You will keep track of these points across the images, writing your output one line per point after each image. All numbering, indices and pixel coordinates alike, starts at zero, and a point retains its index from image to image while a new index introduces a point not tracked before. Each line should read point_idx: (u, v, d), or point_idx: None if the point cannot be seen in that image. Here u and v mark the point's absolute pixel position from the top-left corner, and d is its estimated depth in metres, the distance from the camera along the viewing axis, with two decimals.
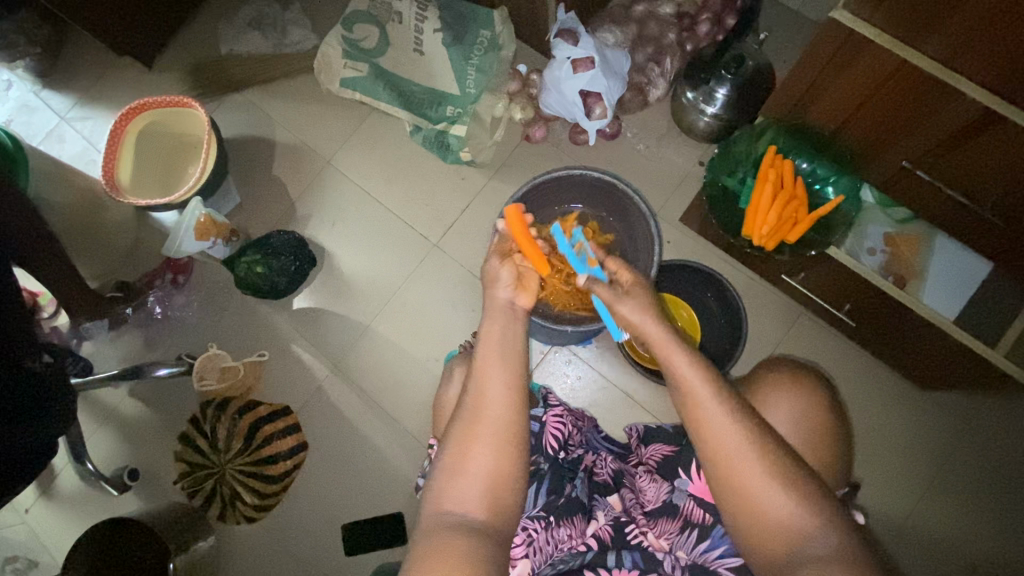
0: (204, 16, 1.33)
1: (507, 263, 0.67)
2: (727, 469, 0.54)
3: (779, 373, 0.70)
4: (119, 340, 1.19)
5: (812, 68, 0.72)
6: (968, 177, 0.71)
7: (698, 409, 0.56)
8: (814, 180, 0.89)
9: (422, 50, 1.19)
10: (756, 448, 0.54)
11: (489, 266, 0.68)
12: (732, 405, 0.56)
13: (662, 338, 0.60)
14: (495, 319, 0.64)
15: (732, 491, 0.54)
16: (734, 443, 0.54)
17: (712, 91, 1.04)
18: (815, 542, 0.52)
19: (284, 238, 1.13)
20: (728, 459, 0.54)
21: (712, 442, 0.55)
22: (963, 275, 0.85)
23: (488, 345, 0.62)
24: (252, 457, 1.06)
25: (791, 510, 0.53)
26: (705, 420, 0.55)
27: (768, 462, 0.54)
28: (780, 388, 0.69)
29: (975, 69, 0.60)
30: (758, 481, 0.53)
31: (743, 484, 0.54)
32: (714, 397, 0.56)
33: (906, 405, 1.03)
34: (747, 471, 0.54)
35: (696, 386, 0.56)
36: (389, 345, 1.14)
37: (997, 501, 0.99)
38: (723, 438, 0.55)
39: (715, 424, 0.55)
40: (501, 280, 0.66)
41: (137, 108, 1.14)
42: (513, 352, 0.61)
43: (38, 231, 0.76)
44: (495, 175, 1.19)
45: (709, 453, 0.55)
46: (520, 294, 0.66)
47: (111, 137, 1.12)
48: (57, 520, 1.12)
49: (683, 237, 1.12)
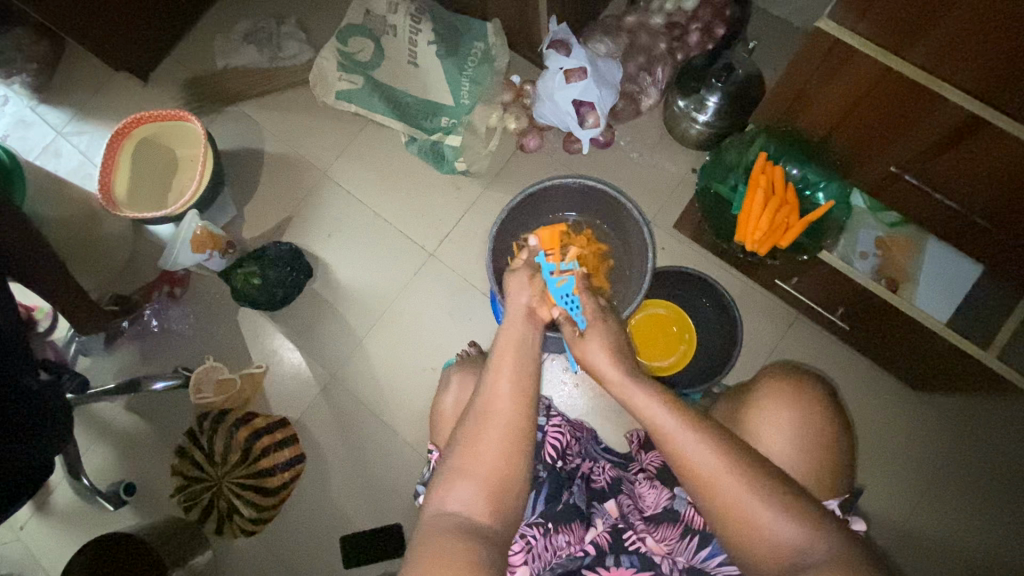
0: (200, 30, 1.34)
1: (533, 280, 0.71)
2: (713, 494, 0.55)
3: (779, 382, 0.71)
4: (114, 355, 1.19)
5: (801, 75, 0.73)
6: (955, 183, 0.72)
7: (690, 439, 0.56)
8: (804, 186, 0.88)
9: (417, 63, 1.20)
10: (739, 472, 0.54)
11: (516, 278, 0.72)
12: (711, 433, 0.56)
13: (620, 380, 0.63)
14: (514, 326, 0.66)
15: (722, 506, 0.54)
16: (714, 469, 0.55)
17: (703, 99, 1.05)
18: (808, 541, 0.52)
19: (280, 250, 1.14)
20: (721, 479, 0.54)
21: (692, 469, 0.56)
22: (954, 278, 0.87)
23: (504, 353, 0.63)
24: (248, 470, 1.06)
25: (776, 513, 0.53)
26: (678, 446, 0.56)
27: (753, 475, 0.54)
28: (779, 394, 0.70)
29: (958, 76, 0.61)
30: (746, 500, 0.54)
31: (730, 500, 0.54)
32: (698, 433, 0.56)
33: (900, 407, 1.04)
34: (737, 497, 0.54)
35: (672, 426, 0.57)
36: (386, 352, 1.14)
37: (995, 503, 0.99)
38: (707, 467, 0.55)
39: (692, 452, 0.56)
40: (523, 288, 0.70)
41: (136, 120, 1.15)
42: (529, 360, 0.62)
43: (36, 250, 0.76)
44: (490, 184, 1.20)
45: (692, 479, 0.56)
46: (543, 307, 0.69)
47: (109, 147, 1.13)
48: (51, 537, 1.11)
49: (677, 244, 1.13)
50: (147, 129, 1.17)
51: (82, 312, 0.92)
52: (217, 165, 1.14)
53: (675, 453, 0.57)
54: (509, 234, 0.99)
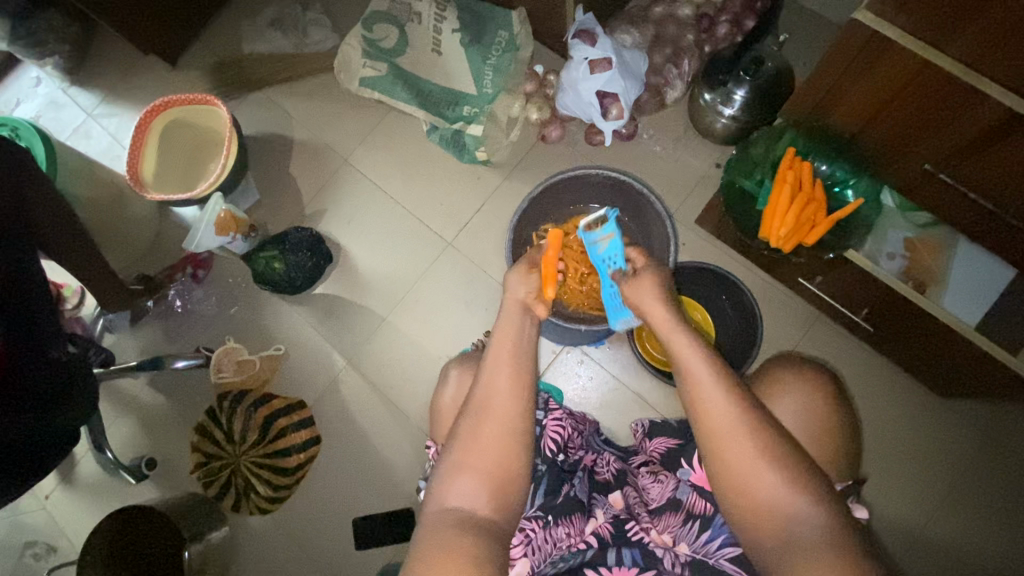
0: (228, 15, 1.35)
1: (533, 271, 0.68)
2: (731, 459, 0.54)
3: (783, 369, 0.70)
4: (139, 333, 1.21)
5: (833, 67, 0.71)
6: (993, 183, 0.69)
7: (714, 393, 0.55)
8: (832, 183, 0.89)
9: (441, 51, 1.20)
10: (760, 441, 0.53)
11: (512, 271, 0.68)
12: (736, 393, 0.55)
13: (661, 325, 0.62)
14: (510, 318, 0.64)
15: (737, 482, 0.54)
16: (734, 427, 0.54)
17: (730, 92, 1.03)
18: (809, 529, 0.50)
19: (302, 235, 1.16)
20: (740, 440, 0.54)
21: (714, 431, 0.55)
22: (984, 277, 0.83)
23: (499, 347, 0.62)
24: (265, 450, 1.10)
25: (800, 504, 0.51)
26: (705, 407, 0.55)
27: (771, 448, 0.53)
28: (784, 380, 0.69)
29: (1001, 71, 0.59)
30: (766, 478, 0.52)
31: (749, 470, 0.53)
32: (721, 387, 0.56)
33: (923, 412, 1.01)
34: (748, 462, 0.53)
35: (698, 374, 0.57)
36: (404, 334, 1.15)
37: (1016, 513, 0.96)
38: (728, 428, 0.54)
39: (712, 413, 0.55)
40: (522, 284, 0.66)
41: (170, 102, 1.16)
42: (524, 351, 0.62)
43: (65, 226, 0.77)
44: (511, 175, 1.20)
45: (710, 442, 0.55)
46: (538, 304, 0.66)
47: (140, 127, 1.14)
48: (75, 506, 1.14)
49: (698, 239, 1.12)
50: (183, 108, 1.19)
51: (108, 289, 0.94)
52: (243, 148, 1.16)
53: (698, 406, 0.56)
54: (529, 223, 1.00)
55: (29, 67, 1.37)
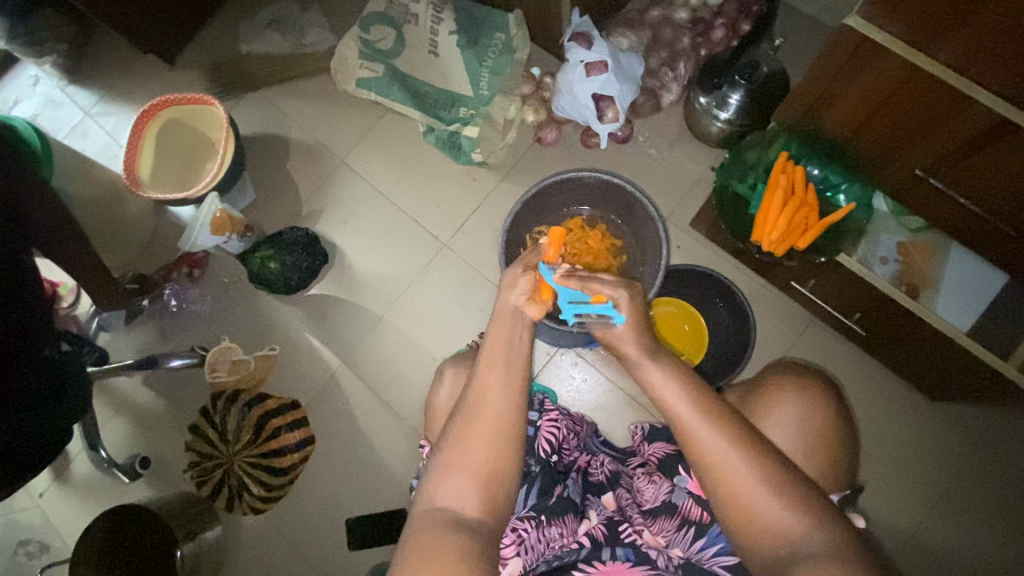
0: (226, 15, 1.35)
1: (527, 272, 0.65)
2: (720, 478, 0.55)
3: (780, 376, 0.71)
4: (134, 332, 1.22)
5: (826, 74, 0.72)
6: (982, 188, 0.70)
7: (701, 422, 0.56)
8: (825, 187, 0.90)
9: (438, 52, 1.21)
10: (750, 459, 0.54)
11: (508, 272, 0.66)
12: (724, 420, 0.56)
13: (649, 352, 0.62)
14: (502, 322, 0.63)
15: (727, 496, 0.54)
16: (723, 453, 0.55)
17: (725, 96, 1.03)
18: (806, 540, 0.51)
19: (296, 235, 1.15)
20: (728, 463, 0.54)
21: (705, 455, 0.55)
22: (976, 286, 0.84)
23: (492, 349, 0.62)
24: (259, 450, 1.08)
25: (788, 513, 0.52)
26: (695, 436, 0.56)
27: (761, 464, 0.54)
28: (781, 389, 0.69)
29: (990, 76, 0.59)
30: (753, 493, 0.53)
31: (740, 489, 0.54)
32: (709, 417, 0.56)
33: (915, 416, 1.02)
34: (738, 479, 0.54)
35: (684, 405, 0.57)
36: (398, 335, 1.15)
37: (1006, 517, 0.97)
38: (718, 453, 0.55)
39: (699, 435, 0.56)
40: (517, 286, 0.64)
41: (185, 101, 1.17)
42: (518, 354, 0.62)
43: (61, 225, 0.77)
44: (506, 176, 1.20)
45: (701, 463, 0.56)
46: (532, 305, 0.64)
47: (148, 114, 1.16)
48: (70, 504, 1.14)
49: (693, 242, 1.12)
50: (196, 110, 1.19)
51: (104, 288, 0.94)
52: (239, 147, 1.16)
53: (686, 432, 0.56)
54: (524, 225, 1.00)
55: (27, 65, 1.37)
